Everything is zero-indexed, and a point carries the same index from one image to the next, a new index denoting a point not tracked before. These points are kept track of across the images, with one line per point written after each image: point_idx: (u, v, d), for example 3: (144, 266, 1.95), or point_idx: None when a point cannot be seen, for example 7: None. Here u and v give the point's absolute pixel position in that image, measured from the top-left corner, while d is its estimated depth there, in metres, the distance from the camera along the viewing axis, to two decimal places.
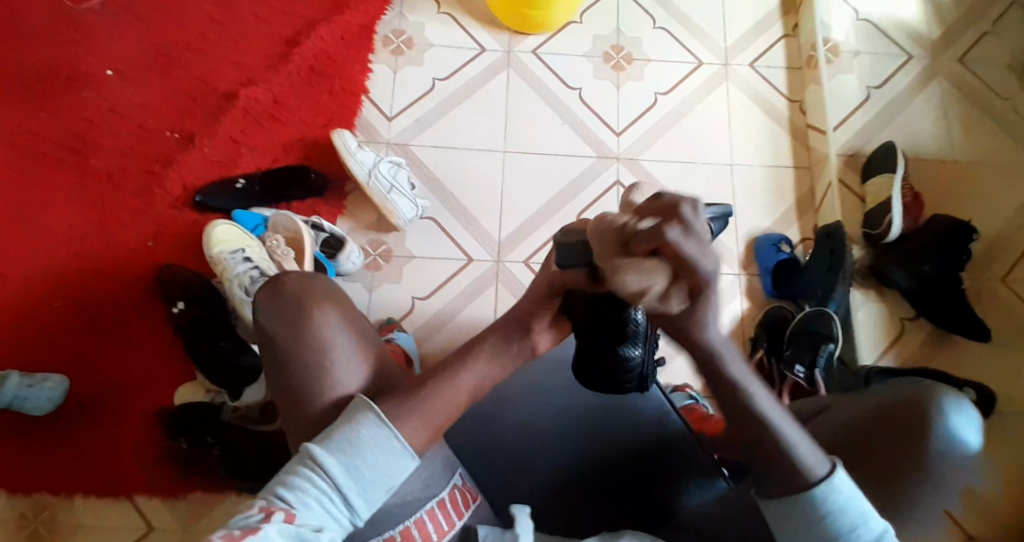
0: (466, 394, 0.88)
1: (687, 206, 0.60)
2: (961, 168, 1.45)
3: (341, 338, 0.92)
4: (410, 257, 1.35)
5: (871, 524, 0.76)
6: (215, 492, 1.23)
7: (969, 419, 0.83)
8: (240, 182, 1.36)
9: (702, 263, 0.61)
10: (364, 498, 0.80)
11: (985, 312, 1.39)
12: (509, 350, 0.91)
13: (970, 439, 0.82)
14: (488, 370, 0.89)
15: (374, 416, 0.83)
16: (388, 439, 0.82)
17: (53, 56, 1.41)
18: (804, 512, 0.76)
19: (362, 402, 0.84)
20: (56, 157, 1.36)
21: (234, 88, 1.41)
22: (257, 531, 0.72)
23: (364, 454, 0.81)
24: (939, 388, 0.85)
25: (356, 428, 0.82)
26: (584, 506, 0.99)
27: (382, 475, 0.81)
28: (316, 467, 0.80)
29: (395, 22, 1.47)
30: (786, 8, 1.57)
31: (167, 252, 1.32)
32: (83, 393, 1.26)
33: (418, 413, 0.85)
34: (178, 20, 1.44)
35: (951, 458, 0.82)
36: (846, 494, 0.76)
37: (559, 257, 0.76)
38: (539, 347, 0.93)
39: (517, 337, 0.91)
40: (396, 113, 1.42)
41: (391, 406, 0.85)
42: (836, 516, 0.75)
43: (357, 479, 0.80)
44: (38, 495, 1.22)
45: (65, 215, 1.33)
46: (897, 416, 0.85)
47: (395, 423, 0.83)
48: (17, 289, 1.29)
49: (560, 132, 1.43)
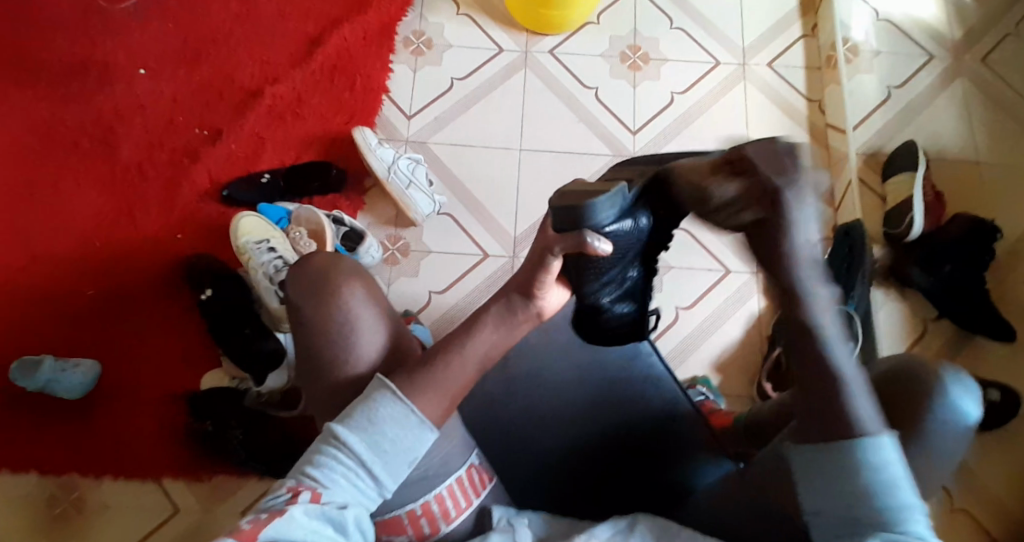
0: (473, 368, 0.87)
1: (779, 141, 0.73)
2: (984, 166, 1.43)
3: (364, 310, 0.92)
4: (428, 251, 1.38)
5: (902, 493, 0.74)
6: (236, 476, 1.27)
7: (969, 393, 0.83)
8: (265, 176, 1.40)
9: (783, 182, 0.72)
10: (388, 471, 0.82)
11: (1011, 313, 1.36)
12: (514, 319, 0.88)
13: (969, 413, 0.83)
14: (495, 341, 0.88)
15: (390, 393, 0.83)
16: (405, 413, 0.83)
17: (91, 56, 1.48)
18: (842, 462, 0.75)
19: (378, 379, 0.85)
20: (92, 151, 1.42)
21: (260, 87, 1.47)
22: (282, 514, 0.75)
23: (384, 431, 0.82)
24: (937, 364, 0.85)
25: (374, 405, 0.83)
26: (587, 488, 1.00)
27: (403, 448, 0.82)
28: (339, 445, 0.82)
29: (415, 24, 1.52)
30: (803, 9, 1.57)
31: (195, 243, 1.38)
32: (111, 377, 1.31)
33: (432, 384, 0.85)
34: (208, 22, 1.50)
35: (946, 431, 0.83)
36: (891, 455, 0.75)
37: (554, 222, 0.80)
38: (546, 311, 0.90)
39: (521, 305, 0.88)
40: (416, 112, 1.46)
41: (402, 377, 0.85)
42: (872, 473, 0.74)
43: (379, 454, 0.82)
44: (67, 476, 1.27)
45: (100, 207, 1.39)
46: (893, 392, 0.85)
47: (410, 398, 0.83)
48: (54, 277, 1.35)
49: (575, 130, 1.45)
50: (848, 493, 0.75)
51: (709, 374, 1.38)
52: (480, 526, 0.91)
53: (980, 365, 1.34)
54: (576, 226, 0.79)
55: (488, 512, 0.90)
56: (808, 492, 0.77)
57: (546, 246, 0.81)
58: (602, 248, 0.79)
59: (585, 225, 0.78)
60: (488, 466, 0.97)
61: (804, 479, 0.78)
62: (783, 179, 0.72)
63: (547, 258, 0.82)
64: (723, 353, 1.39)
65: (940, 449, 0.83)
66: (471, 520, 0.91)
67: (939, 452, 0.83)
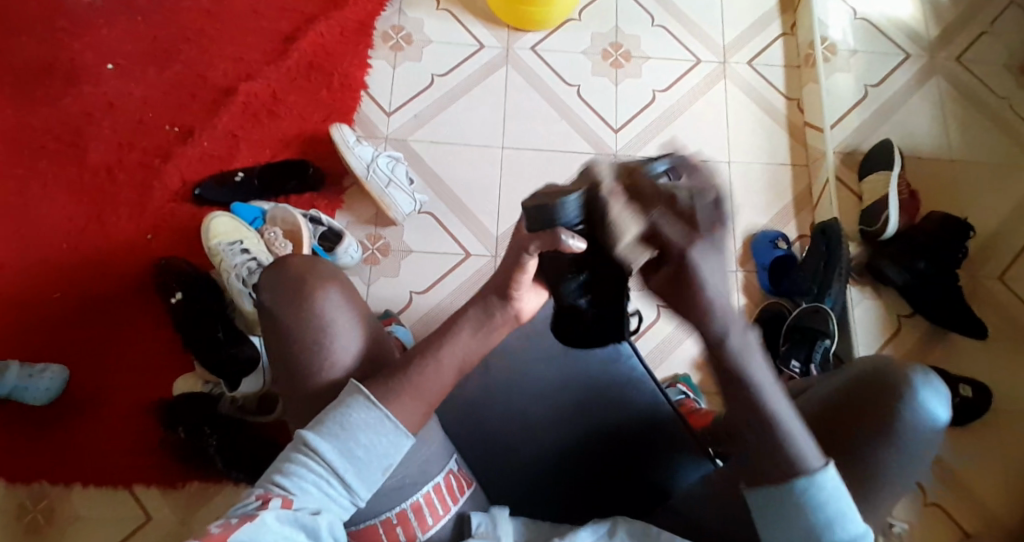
0: (452, 374, 0.85)
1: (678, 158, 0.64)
2: (958, 165, 1.46)
3: (341, 314, 0.90)
4: (409, 251, 1.36)
5: (851, 521, 0.75)
6: (212, 483, 1.23)
7: (939, 394, 0.84)
8: (238, 175, 1.37)
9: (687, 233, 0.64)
10: (362, 477, 0.80)
11: (983, 308, 1.39)
12: (491, 323, 0.86)
13: (940, 414, 0.84)
14: (471, 346, 0.86)
15: (364, 398, 0.81)
16: (379, 419, 0.81)
17: (54, 50, 1.42)
18: (791, 503, 0.75)
19: (352, 384, 0.83)
20: (57, 149, 1.37)
21: (233, 82, 1.42)
22: (252, 521, 0.73)
23: (357, 436, 0.80)
24: (909, 366, 0.86)
25: (347, 411, 0.81)
26: (576, 496, 0.99)
27: (376, 454, 0.81)
28: (310, 452, 0.79)
29: (394, 18, 1.49)
30: (783, 8, 1.57)
31: (166, 245, 1.34)
32: (80, 384, 1.27)
33: (407, 390, 0.83)
34: (179, 15, 1.46)
35: (919, 433, 0.84)
36: (835, 488, 0.74)
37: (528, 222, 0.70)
38: (523, 313, 0.87)
39: (498, 306, 0.85)
40: (395, 109, 1.43)
41: (379, 384, 0.83)
42: (819, 509, 0.74)
43: (352, 461, 0.80)
44: (35, 486, 1.22)
45: (66, 207, 1.34)
46: (867, 395, 0.86)
47: (383, 402, 0.82)
48: (18, 280, 1.30)
49: (557, 128, 1.44)
50: (797, 528, 0.75)
51: (690, 374, 1.38)
52: (460, 532, 0.89)
53: (954, 361, 1.36)
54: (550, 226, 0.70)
55: (468, 518, 0.89)
56: (765, 532, 0.77)
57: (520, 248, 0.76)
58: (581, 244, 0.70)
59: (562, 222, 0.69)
60: (467, 472, 0.95)
61: (759, 514, 0.77)
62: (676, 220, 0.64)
63: (522, 256, 0.77)
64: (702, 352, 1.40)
65: (914, 452, 0.84)
66: (450, 527, 0.89)
67: (913, 453, 0.84)
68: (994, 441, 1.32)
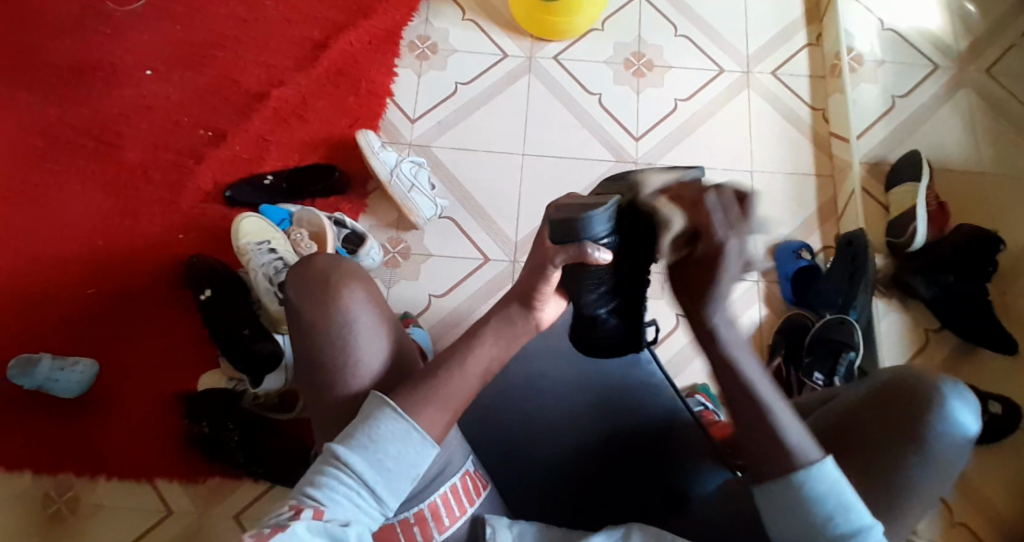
0: (475, 383, 0.85)
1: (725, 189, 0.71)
2: (986, 178, 1.43)
3: (366, 317, 0.88)
4: (429, 254, 1.38)
5: (857, 514, 0.76)
6: (232, 478, 1.26)
7: (965, 403, 0.83)
8: (267, 177, 1.41)
9: (723, 236, 0.71)
10: (392, 489, 0.78)
11: (1014, 325, 1.35)
12: (514, 330, 0.88)
13: (968, 425, 0.82)
14: (495, 355, 0.87)
15: (390, 409, 0.80)
16: (407, 430, 0.80)
17: (96, 56, 1.48)
18: (791, 495, 0.77)
19: (377, 397, 0.82)
20: (95, 150, 1.42)
21: (263, 89, 1.47)
22: (284, 530, 0.70)
23: (385, 448, 0.79)
24: (938, 376, 0.85)
25: (375, 423, 0.80)
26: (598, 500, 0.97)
27: (405, 465, 0.79)
28: (340, 465, 0.78)
29: (420, 28, 1.52)
30: (809, 19, 1.57)
31: (195, 245, 1.38)
32: (109, 377, 1.31)
33: (434, 399, 0.82)
34: (213, 25, 1.51)
35: (945, 443, 0.82)
36: (834, 479, 0.76)
37: (552, 236, 0.78)
38: (543, 322, 0.90)
39: (521, 315, 0.88)
40: (419, 116, 1.46)
41: (404, 396, 0.82)
42: (823, 500, 0.76)
43: (381, 472, 0.78)
44: (62, 475, 1.26)
45: (102, 206, 1.39)
46: (895, 403, 0.84)
47: (410, 413, 0.81)
48: (54, 275, 1.35)
49: (579, 136, 1.45)
50: (803, 525, 0.76)
51: (709, 382, 1.36)
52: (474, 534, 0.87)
53: (981, 378, 1.33)
54: (575, 239, 0.77)
55: (481, 521, 0.86)
56: (771, 525, 0.79)
57: (547, 258, 0.80)
58: (604, 257, 0.77)
59: (586, 236, 0.76)
60: (484, 474, 0.93)
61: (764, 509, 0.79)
62: (726, 233, 0.71)
63: (547, 270, 0.82)
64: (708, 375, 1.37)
65: (939, 465, 0.82)
66: (464, 530, 0.86)
67: (938, 461, 0.82)
68: None
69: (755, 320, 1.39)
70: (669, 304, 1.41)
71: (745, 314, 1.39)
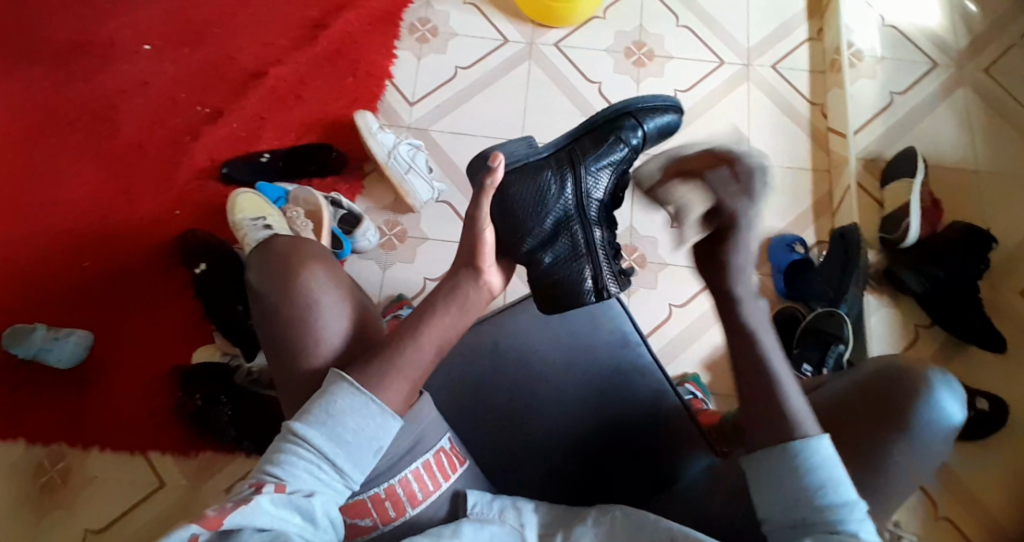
0: (429, 357, 0.85)
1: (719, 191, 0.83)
2: (981, 175, 1.43)
3: (324, 294, 0.89)
4: (425, 238, 1.38)
5: (843, 490, 0.76)
6: (224, 454, 1.27)
7: (953, 395, 0.83)
8: (265, 155, 1.41)
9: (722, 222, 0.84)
10: (353, 461, 0.79)
11: (1004, 322, 1.36)
12: (465, 299, 0.87)
13: (952, 414, 0.82)
14: (448, 326, 0.86)
15: (347, 383, 0.81)
16: (365, 403, 0.80)
17: (96, 31, 1.48)
18: (784, 460, 0.78)
19: (334, 373, 0.82)
20: (92, 124, 1.42)
21: (263, 68, 1.47)
22: (248, 502, 0.71)
23: (344, 422, 0.79)
24: (926, 366, 0.84)
25: (331, 398, 0.80)
26: (588, 480, 0.98)
27: (366, 437, 0.80)
28: (299, 440, 0.78)
29: (421, 11, 1.52)
30: (810, 13, 1.58)
31: (191, 221, 1.38)
32: (100, 350, 1.31)
33: (390, 372, 0.82)
34: (214, 2, 1.51)
35: (930, 432, 0.82)
36: (827, 454, 0.77)
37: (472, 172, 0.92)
38: (494, 291, 0.90)
39: (471, 283, 0.88)
40: (418, 99, 1.47)
41: (363, 374, 0.82)
42: (813, 470, 0.76)
43: (341, 444, 0.79)
44: (54, 447, 1.27)
45: (97, 180, 1.39)
46: (881, 392, 0.84)
47: (368, 387, 0.81)
48: (49, 247, 1.35)
49: (578, 124, 1.46)
50: (792, 496, 0.77)
51: (699, 372, 1.36)
52: (454, 509, 0.86)
53: (969, 374, 1.33)
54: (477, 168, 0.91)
55: (463, 496, 0.86)
56: (760, 503, 0.79)
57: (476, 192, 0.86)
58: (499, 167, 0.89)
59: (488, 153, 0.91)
60: (462, 450, 0.90)
61: (756, 486, 0.79)
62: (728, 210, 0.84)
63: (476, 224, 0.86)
64: (721, 346, 1.37)
65: (920, 453, 0.82)
66: (446, 501, 0.86)
67: (922, 449, 0.82)
68: (1013, 457, 1.29)
69: None
70: (661, 294, 1.39)
71: None
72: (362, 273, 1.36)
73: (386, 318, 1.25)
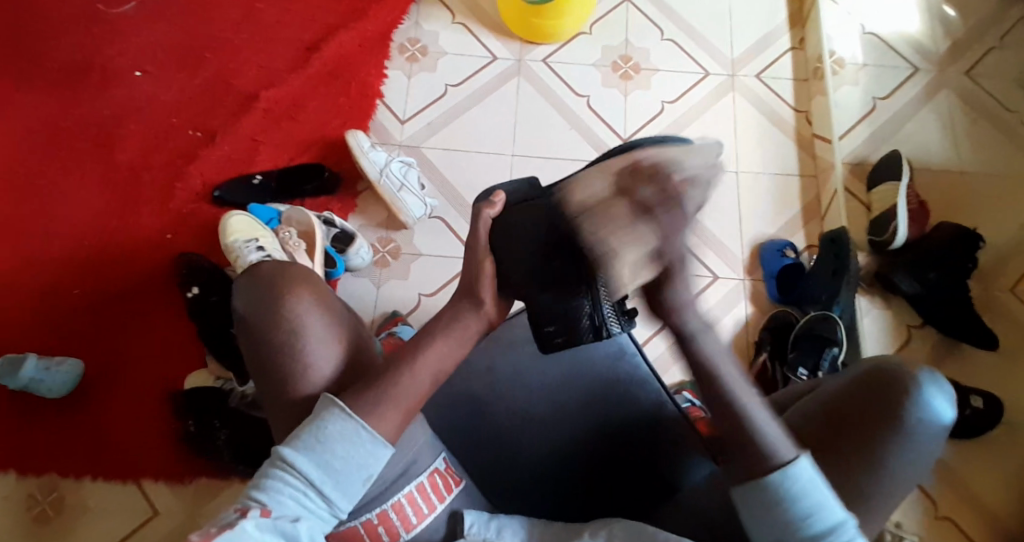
0: (427, 383, 0.85)
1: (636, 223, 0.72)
2: (965, 177, 1.46)
3: (309, 309, 0.90)
4: (418, 254, 1.39)
5: (829, 513, 0.76)
6: (221, 478, 1.26)
7: (943, 393, 0.84)
8: (257, 177, 1.42)
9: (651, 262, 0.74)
10: (341, 489, 0.78)
11: (995, 321, 1.38)
12: (461, 326, 0.86)
13: (944, 413, 0.83)
14: (447, 351, 0.85)
15: (339, 410, 0.80)
16: (355, 430, 0.80)
17: (87, 58, 1.49)
18: (767, 495, 0.77)
19: (326, 398, 0.82)
20: (84, 150, 1.43)
21: (255, 91, 1.48)
22: (232, 528, 0.71)
23: (333, 449, 0.79)
24: (916, 366, 0.85)
25: (322, 424, 0.80)
26: (586, 494, 0.97)
27: (355, 464, 0.79)
28: (287, 466, 0.78)
29: (411, 31, 1.54)
30: (792, 24, 1.60)
31: (184, 245, 1.38)
32: (95, 376, 1.31)
33: (385, 400, 0.82)
34: (205, 27, 1.52)
35: (923, 431, 0.83)
36: (809, 478, 0.77)
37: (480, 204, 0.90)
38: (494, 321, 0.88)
39: (467, 312, 0.86)
40: (409, 117, 1.48)
41: (357, 398, 0.82)
42: (796, 499, 0.76)
43: (329, 472, 0.78)
44: (49, 476, 1.26)
45: (89, 205, 1.39)
46: (874, 394, 0.84)
47: (361, 413, 0.81)
48: (41, 274, 1.35)
49: (567, 137, 1.47)
50: (777, 524, 0.77)
51: (694, 379, 1.36)
52: (452, 529, 0.86)
53: (962, 374, 1.35)
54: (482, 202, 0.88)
55: (460, 517, 0.85)
56: (749, 529, 0.79)
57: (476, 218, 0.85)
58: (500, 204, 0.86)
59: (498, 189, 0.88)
60: (457, 471, 0.92)
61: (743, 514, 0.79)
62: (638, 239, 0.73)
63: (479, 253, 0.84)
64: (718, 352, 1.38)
65: (913, 451, 0.83)
66: (442, 522, 0.86)
67: (916, 449, 0.83)
68: (1007, 454, 1.30)
69: (741, 318, 1.40)
70: None
71: (731, 312, 1.40)
72: (356, 291, 1.36)
73: (382, 335, 1.25)
